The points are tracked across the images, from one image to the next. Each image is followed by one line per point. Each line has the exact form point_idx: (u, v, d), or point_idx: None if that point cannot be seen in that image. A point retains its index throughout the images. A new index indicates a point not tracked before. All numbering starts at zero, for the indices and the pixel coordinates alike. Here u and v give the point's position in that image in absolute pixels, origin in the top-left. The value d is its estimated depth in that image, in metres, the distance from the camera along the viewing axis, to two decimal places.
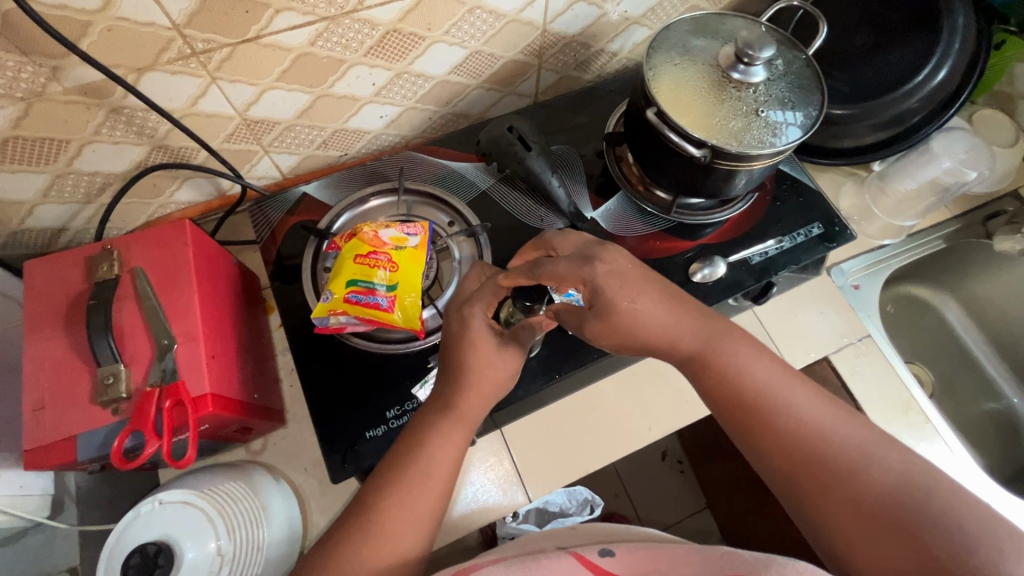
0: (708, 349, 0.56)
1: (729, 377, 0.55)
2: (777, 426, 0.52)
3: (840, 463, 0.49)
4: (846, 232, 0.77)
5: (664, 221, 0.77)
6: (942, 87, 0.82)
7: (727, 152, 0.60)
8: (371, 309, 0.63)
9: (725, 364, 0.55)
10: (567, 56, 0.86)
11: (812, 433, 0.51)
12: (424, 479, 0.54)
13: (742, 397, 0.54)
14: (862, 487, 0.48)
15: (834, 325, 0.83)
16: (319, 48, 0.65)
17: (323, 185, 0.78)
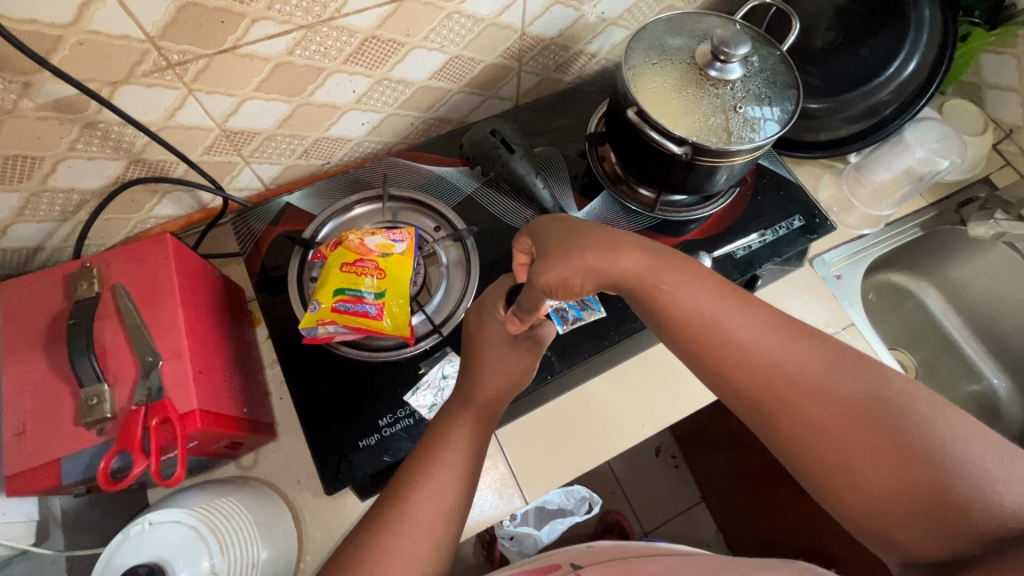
0: (646, 276, 0.51)
1: (672, 307, 0.50)
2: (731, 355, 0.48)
3: (805, 393, 0.45)
4: (826, 223, 0.78)
5: (649, 219, 0.78)
6: (911, 81, 0.86)
7: (707, 149, 0.61)
8: (360, 317, 0.62)
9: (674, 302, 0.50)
10: (547, 59, 0.87)
11: (771, 368, 0.46)
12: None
13: (694, 335, 0.49)
14: (827, 400, 0.45)
15: (819, 315, 0.84)
16: (297, 57, 0.65)
17: (306, 195, 0.78)
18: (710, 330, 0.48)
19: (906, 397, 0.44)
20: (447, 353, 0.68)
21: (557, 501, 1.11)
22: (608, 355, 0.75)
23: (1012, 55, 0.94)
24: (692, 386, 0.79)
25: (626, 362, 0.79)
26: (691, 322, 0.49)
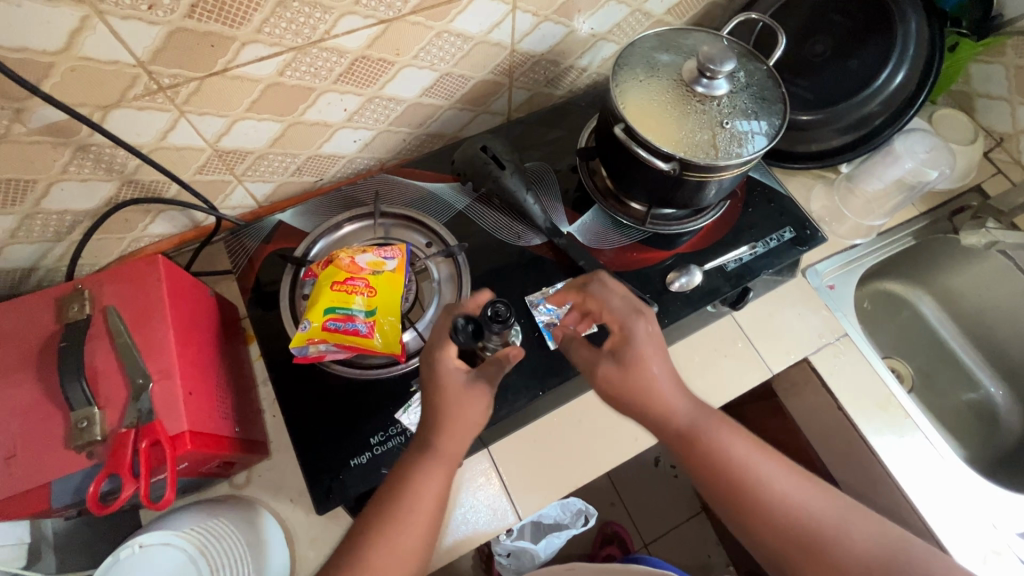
0: (694, 437, 0.57)
1: (717, 465, 0.56)
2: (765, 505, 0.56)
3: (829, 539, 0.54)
4: (817, 235, 0.79)
5: (640, 232, 0.78)
6: (902, 89, 0.86)
7: (695, 164, 0.62)
8: (350, 335, 0.62)
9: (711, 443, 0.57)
10: (538, 74, 0.87)
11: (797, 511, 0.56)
12: (412, 505, 0.53)
13: (724, 481, 0.56)
14: (849, 554, 0.54)
15: (812, 326, 0.84)
16: (288, 78, 0.65)
17: (299, 212, 0.78)
18: (738, 475, 0.56)
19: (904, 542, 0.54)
20: None
21: (553, 514, 1.10)
22: None
23: (1001, 63, 0.95)
24: None
25: None
26: (736, 476, 0.56)
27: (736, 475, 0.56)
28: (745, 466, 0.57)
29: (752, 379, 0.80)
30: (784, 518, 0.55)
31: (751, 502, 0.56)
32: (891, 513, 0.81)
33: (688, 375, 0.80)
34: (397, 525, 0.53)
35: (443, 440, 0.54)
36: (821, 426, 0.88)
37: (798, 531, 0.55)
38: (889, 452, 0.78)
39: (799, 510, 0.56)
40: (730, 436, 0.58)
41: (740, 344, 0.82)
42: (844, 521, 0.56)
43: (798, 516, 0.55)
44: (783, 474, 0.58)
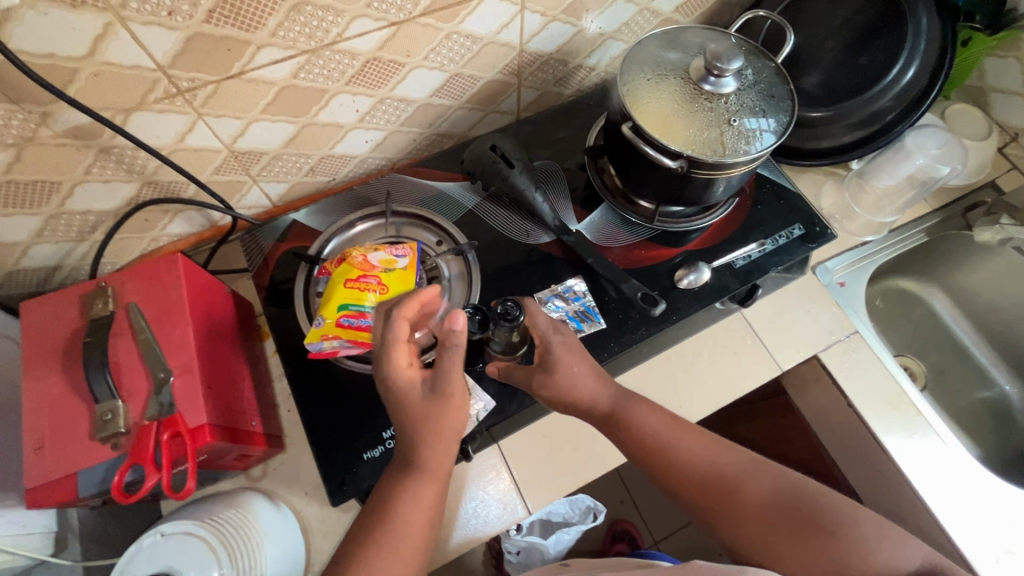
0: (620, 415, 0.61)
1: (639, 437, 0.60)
2: (681, 468, 0.58)
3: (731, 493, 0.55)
4: (827, 232, 0.78)
5: (649, 230, 0.79)
6: (912, 86, 0.86)
7: (703, 162, 0.62)
8: (363, 332, 0.63)
9: (637, 423, 0.60)
10: (546, 73, 0.88)
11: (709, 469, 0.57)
12: (412, 509, 0.53)
13: (642, 451, 0.60)
14: (754, 502, 0.54)
15: (822, 323, 0.84)
16: (301, 80, 0.67)
17: (312, 212, 0.80)
18: (654, 446, 0.59)
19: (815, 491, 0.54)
20: None
21: (562, 511, 1.11)
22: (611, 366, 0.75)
23: (1015, 58, 0.94)
24: (695, 396, 0.79)
25: (629, 372, 0.79)
26: (650, 447, 0.59)
27: (651, 444, 0.59)
28: (659, 436, 0.59)
29: (760, 376, 0.81)
30: (696, 476, 0.57)
31: (661, 466, 0.59)
32: (902, 511, 0.81)
33: (696, 371, 0.80)
34: (391, 537, 0.52)
35: (428, 451, 0.55)
36: (831, 423, 0.88)
37: (708, 485, 0.56)
38: (900, 450, 0.78)
39: (711, 470, 0.57)
40: (648, 414, 0.61)
41: (749, 341, 0.83)
42: (749, 473, 0.57)
43: (707, 471, 0.57)
44: (696, 436, 0.60)
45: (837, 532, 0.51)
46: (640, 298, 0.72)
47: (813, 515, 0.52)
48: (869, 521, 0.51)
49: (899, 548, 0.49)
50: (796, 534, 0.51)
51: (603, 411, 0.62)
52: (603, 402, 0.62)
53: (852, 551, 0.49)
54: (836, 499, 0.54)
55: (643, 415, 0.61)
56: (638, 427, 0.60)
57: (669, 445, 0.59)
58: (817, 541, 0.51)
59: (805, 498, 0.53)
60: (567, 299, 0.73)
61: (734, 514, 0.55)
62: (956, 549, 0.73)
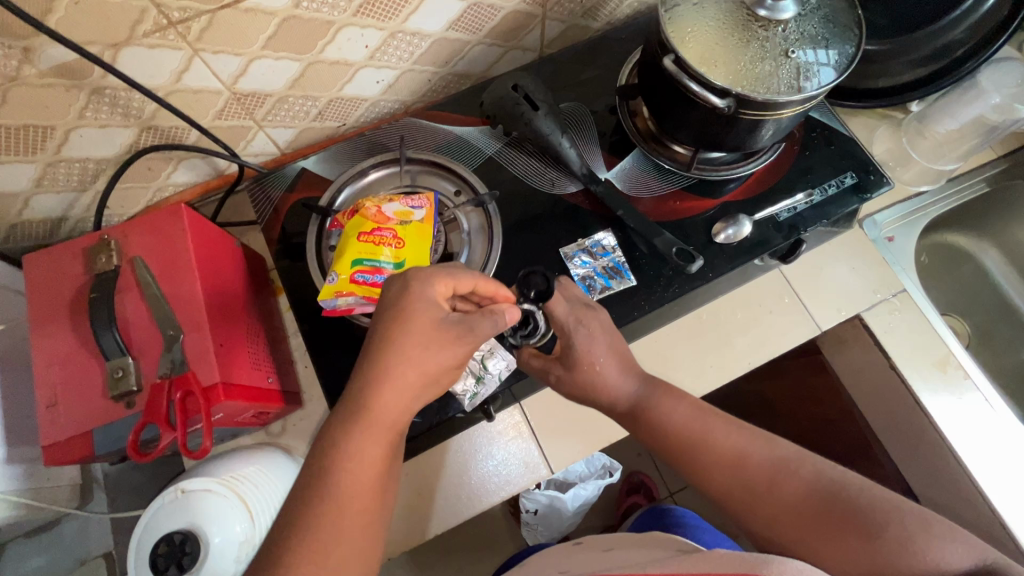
0: (641, 404, 0.61)
1: (659, 428, 0.59)
2: (703, 459, 0.56)
3: (760, 489, 0.53)
4: (881, 180, 0.71)
5: (684, 178, 0.72)
6: (993, 15, 0.76)
7: (752, 101, 0.55)
8: (379, 289, 0.59)
9: (657, 413, 0.59)
10: (574, 4, 0.79)
11: (733, 459, 0.55)
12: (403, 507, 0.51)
13: (666, 442, 0.58)
14: (784, 494, 0.52)
15: (867, 281, 0.78)
16: (304, 10, 0.60)
17: (322, 159, 0.73)
18: (677, 434, 0.58)
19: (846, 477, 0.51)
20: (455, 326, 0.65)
21: (578, 469, 1.11)
22: (640, 323, 0.70)
23: None
24: (726, 357, 0.75)
25: (657, 332, 0.76)
26: (669, 440, 0.58)
27: (683, 436, 0.57)
28: (683, 425, 0.58)
29: (798, 336, 0.76)
30: (722, 468, 0.55)
31: (688, 460, 0.57)
32: (940, 474, 0.78)
33: (728, 332, 0.76)
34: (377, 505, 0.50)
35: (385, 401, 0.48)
36: (869, 384, 0.83)
37: (735, 479, 0.54)
38: (944, 413, 0.74)
39: (737, 459, 0.55)
40: (672, 403, 0.60)
41: (786, 299, 0.77)
42: (782, 465, 0.53)
43: (735, 461, 0.55)
44: (730, 427, 0.57)
45: (878, 532, 0.46)
46: (675, 253, 0.66)
47: (850, 513, 0.48)
48: (919, 524, 0.46)
49: (950, 549, 0.44)
50: (829, 532, 0.48)
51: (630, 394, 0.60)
52: (630, 389, 0.61)
53: (895, 555, 0.45)
54: (880, 495, 0.49)
55: (665, 404, 0.60)
56: (662, 418, 0.59)
57: (697, 437, 0.57)
58: (855, 543, 0.47)
59: (842, 494, 0.50)
60: (594, 254, 0.68)
61: (761, 508, 0.52)
62: (996, 514, 0.70)
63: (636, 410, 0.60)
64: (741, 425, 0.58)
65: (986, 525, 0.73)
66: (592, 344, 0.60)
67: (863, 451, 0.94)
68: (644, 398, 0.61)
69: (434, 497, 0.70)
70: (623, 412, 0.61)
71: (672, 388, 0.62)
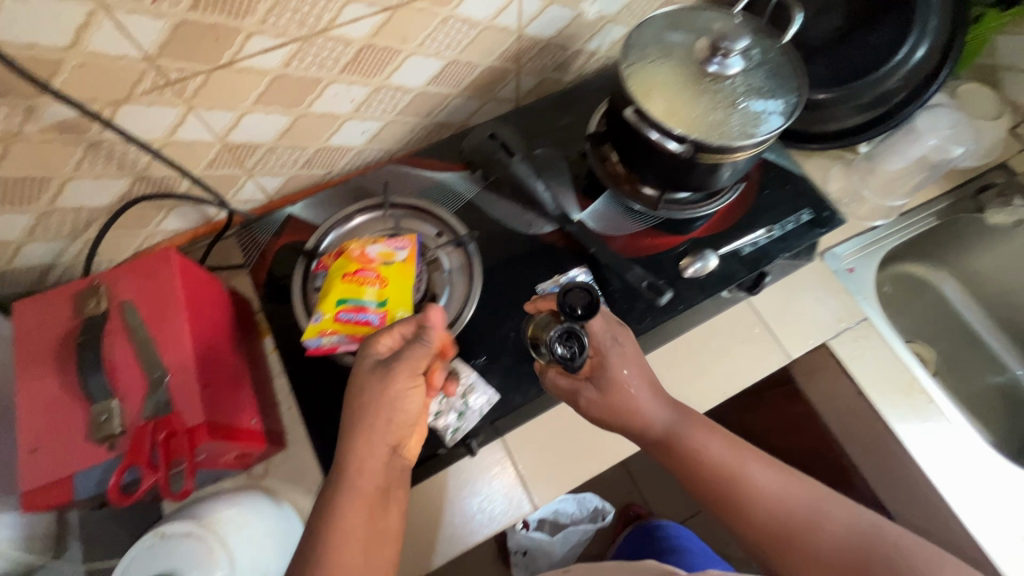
0: (673, 434, 0.62)
1: (693, 462, 0.60)
2: (736, 499, 0.58)
3: (794, 533, 0.55)
4: (835, 217, 0.76)
5: (653, 218, 0.76)
6: (923, 66, 0.83)
7: (708, 146, 0.60)
8: (362, 327, 0.61)
9: (691, 444, 0.61)
10: (545, 59, 0.86)
11: (768, 500, 0.57)
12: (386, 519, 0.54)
13: (702, 476, 0.60)
14: (817, 540, 0.54)
15: (831, 310, 0.82)
16: (295, 69, 0.65)
17: (309, 205, 0.76)
18: (713, 470, 0.60)
19: (874, 527, 0.53)
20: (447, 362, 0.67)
21: (569, 511, 1.11)
22: None
23: None
24: (702, 386, 0.78)
25: None
26: (705, 473, 0.60)
27: (721, 475, 0.59)
28: (720, 460, 0.60)
29: (769, 365, 0.79)
30: (760, 509, 0.57)
31: (725, 496, 0.58)
32: (916, 499, 0.79)
33: (705, 362, 0.79)
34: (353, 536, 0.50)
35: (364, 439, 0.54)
36: (842, 412, 0.86)
37: (772, 517, 0.56)
38: (913, 438, 0.76)
39: (775, 500, 0.57)
40: (707, 437, 0.62)
41: (757, 329, 0.81)
42: (817, 508, 0.56)
43: (772, 502, 0.57)
44: (765, 467, 0.59)
45: None
46: (646, 287, 0.71)
47: (883, 560, 0.50)
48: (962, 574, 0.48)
49: None
50: None
51: (660, 430, 0.62)
52: (661, 416, 0.63)
53: None
54: (915, 542, 0.51)
55: (698, 438, 0.61)
56: (696, 451, 0.61)
57: (734, 473, 0.59)
58: None
59: (876, 540, 0.52)
60: None
61: (801, 549, 0.54)
62: (971, 537, 0.72)
63: (668, 439, 0.62)
64: (774, 463, 0.60)
65: (963, 549, 0.74)
66: (621, 361, 0.62)
67: (845, 478, 0.95)
68: (675, 427, 0.62)
69: (419, 538, 0.69)
70: (657, 437, 0.62)
71: (702, 420, 0.64)
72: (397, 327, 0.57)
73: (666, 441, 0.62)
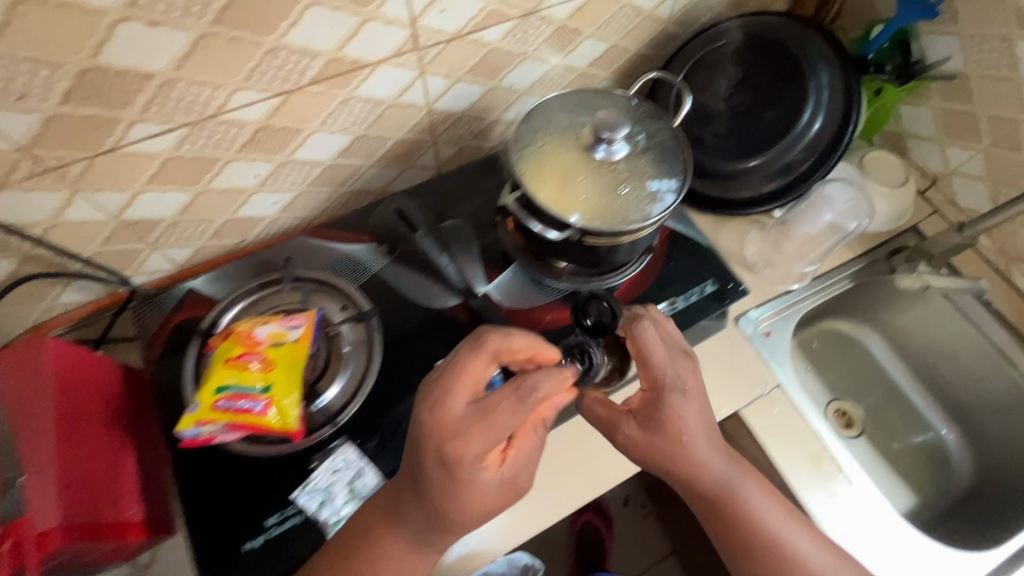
0: (726, 494, 0.63)
1: (743, 523, 0.63)
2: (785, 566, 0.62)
3: None
4: (738, 289, 0.78)
5: (558, 290, 0.77)
6: (824, 135, 0.83)
7: (604, 232, 0.61)
8: (245, 415, 0.60)
9: (748, 505, 0.63)
10: (462, 130, 0.87)
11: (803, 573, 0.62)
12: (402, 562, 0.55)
13: (746, 536, 0.63)
14: None
15: (743, 378, 0.83)
16: (187, 151, 0.65)
17: (211, 279, 0.75)
18: (766, 534, 0.63)
19: None
20: (342, 444, 0.65)
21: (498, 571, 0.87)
22: None
23: (927, 106, 0.94)
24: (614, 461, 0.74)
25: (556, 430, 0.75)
26: (751, 534, 0.63)
27: (765, 531, 0.63)
28: (773, 527, 0.63)
29: None
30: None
31: (759, 559, 0.63)
32: None
33: None
34: None
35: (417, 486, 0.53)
36: None
37: None
38: (822, 510, 0.76)
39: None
40: (765, 502, 0.64)
41: None
42: None
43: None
44: (804, 539, 0.64)
45: None
46: None
47: None
48: None
49: None
50: None
51: (715, 488, 0.63)
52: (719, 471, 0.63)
53: None
54: None
55: (759, 501, 0.64)
56: (744, 513, 0.63)
57: (778, 541, 0.63)
58: None
59: None
60: None
61: None
62: None
63: (719, 498, 0.63)
64: (823, 538, 0.65)
65: None
66: (680, 409, 0.61)
67: None
68: (731, 486, 0.63)
69: None
70: (710, 493, 0.63)
71: (761, 482, 0.65)
72: (467, 351, 0.55)
73: (717, 497, 0.63)
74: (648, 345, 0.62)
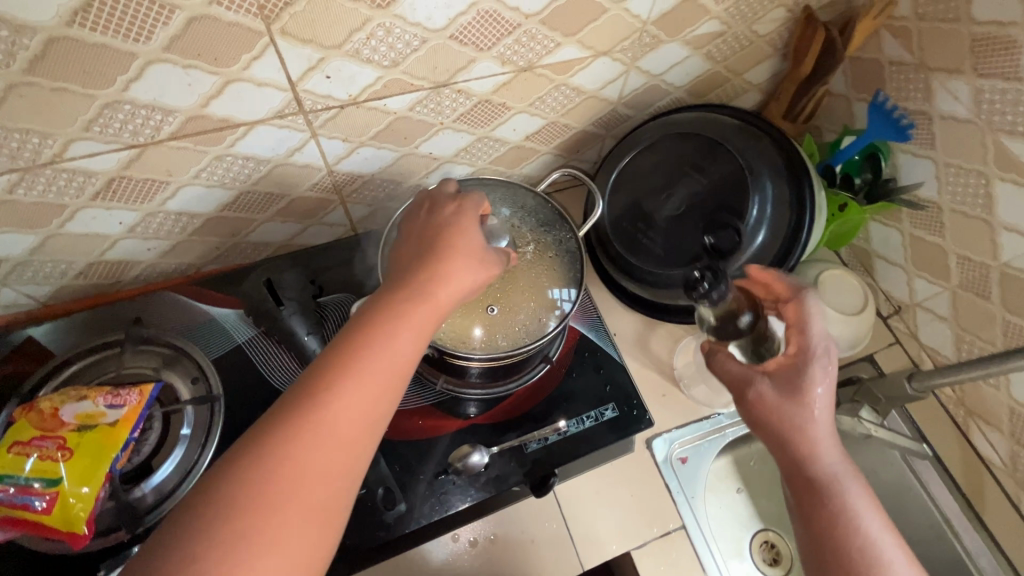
0: (839, 481, 0.51)
1: (845, 521, 0.49)
2: None
3: None
4: (642, 417, 0.70)
5: (434, 393, 0.70)
6: (766, 250, 0.74)
7: (474, 356, 0.59)
8: (21, 510, 0.53)
9: (856, 509, 0.50)
10: (376, 192, 0.79)
11: None
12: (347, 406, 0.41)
13: (836, 539, 0.49)
14: None
15: (643, 512, 0.73)
16: (23, 196, 0.58)
17: (56, 330, 0.69)
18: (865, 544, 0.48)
19: None
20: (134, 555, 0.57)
21: None
22: (364, 554, 0.63)
23: (896, 229, 0.84)
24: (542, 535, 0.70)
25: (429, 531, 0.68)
26: (847, 540, 0.49)
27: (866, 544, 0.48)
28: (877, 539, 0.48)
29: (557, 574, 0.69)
30: None
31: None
32: None
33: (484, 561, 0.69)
34: None
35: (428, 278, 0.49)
36: None
37: None
38: None
39: None
40: (875, 511, 0.50)
41: (554, 525, 0.71)
42: None
43: None
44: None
45: None
46: (380, 495, 0.63)
47: None
48: None
49: None
50: None
51: (829, 471, 0.52)
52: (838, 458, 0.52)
53: None
54: None
55: (868, 507, 0.50)
56: (853, 514, 0.50)
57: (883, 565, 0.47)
58: None
59: None
60: None
61: None
62: None
63: (831, 483, 0.51)
64: None
65: None
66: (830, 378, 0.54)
67: None
68: (843, 477, 0.51)
69: None
70: (817, 475, 0.52)
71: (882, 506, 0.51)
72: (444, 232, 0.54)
73: (823, 482, 0.51)
74: (810, 311, 0.58)
